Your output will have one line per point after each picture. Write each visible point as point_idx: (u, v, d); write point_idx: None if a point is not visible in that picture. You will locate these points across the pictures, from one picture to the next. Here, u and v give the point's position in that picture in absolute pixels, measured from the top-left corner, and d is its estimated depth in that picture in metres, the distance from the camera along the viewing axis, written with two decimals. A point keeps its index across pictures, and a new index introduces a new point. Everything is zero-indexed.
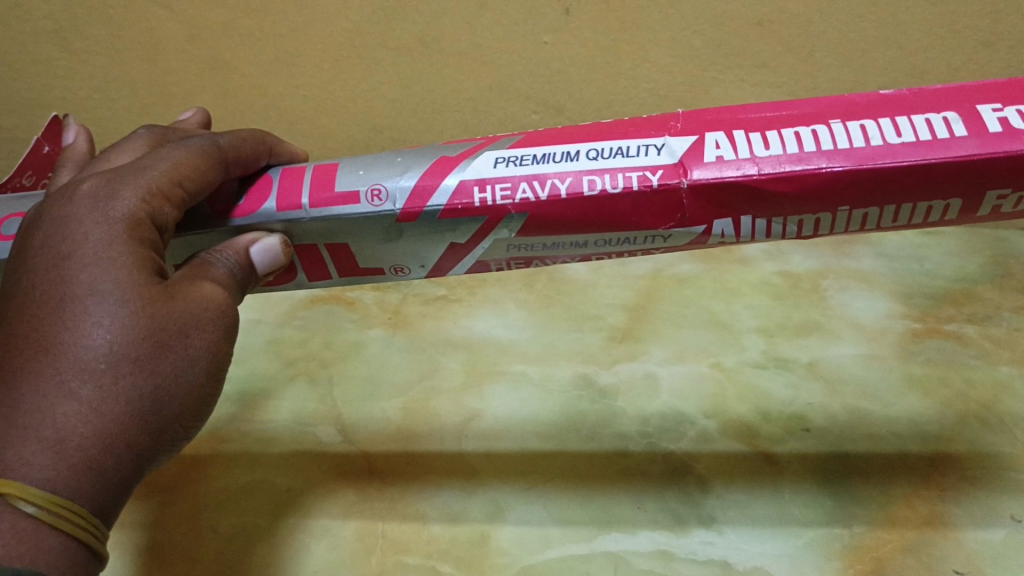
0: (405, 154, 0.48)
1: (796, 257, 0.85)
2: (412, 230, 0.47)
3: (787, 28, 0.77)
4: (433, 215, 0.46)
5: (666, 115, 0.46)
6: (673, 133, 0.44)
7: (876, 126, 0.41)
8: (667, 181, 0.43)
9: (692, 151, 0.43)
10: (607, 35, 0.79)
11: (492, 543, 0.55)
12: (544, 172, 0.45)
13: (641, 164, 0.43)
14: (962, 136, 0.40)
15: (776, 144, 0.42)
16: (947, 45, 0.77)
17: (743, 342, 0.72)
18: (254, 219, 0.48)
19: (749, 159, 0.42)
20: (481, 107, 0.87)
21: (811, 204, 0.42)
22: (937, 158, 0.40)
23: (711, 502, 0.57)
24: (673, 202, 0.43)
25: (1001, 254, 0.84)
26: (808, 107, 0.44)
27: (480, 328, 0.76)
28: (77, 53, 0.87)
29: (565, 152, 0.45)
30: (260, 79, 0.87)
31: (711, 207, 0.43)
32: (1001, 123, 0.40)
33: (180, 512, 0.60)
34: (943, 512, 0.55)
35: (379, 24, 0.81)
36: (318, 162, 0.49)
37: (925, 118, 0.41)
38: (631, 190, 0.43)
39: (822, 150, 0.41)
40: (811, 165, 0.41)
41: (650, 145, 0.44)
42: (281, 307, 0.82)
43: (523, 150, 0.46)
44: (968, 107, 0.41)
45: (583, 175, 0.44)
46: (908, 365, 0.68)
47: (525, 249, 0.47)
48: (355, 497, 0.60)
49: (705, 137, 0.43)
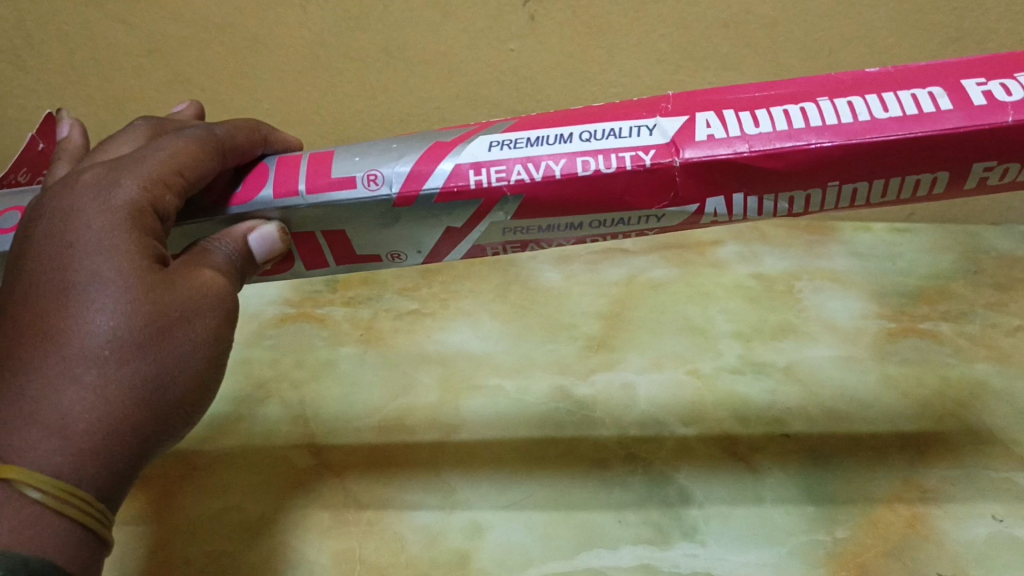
0: (400, 141, 0.47)
1: (769, 259, 0.84)
2: (410, 215, 0.46)
3: (754, 29, 0.77)
4: (432, 197, 0.45)
5: (657, 98, 0.45)
6: (665, 114, 0.43)
7: (863, 102, 0.40)
8: (657, 161, 0.42)
9: (683, 130, 0.42)
10: (572, 40, 0.78)
11: (471, 564, 0.54)
12: (539, 155, 0.44)
13: (634, 145, 0.43)
14: (948, 110, 0.39)
15: (765, 122, 0.41)
16: (914, 42, 0.77)
17: (720, 347, 0.71)
18: (251, 207, 0.47)
19: (740, 137, 0.41)
20: (449, 116, 0.86)
21: (802, 179, 0.41)
22: (925, 132, 0.39)
23: (694, 513, 0.56)
24: (666, 181, 0.42)
25: (973, 250, 0.84)
26: (796, 86, 0.43)
27: (454, 341, 0.75)
28: (31, 70, 0.85)
29: (558, 135, 0.44)
30: (221, 92, 0.86)
31: (703, 185, 0.42)
32: (987, 96, 0.39)
33: (149, 545, 0.57)
34: (925, 514, 0.55)
35: (341, 34, 0.79)
36: (315, 150, 0.48)
37: (910, 93, 0.40)
38: (624, 169, 0.42)
39: (811, 126, 0.41)
40: (800, 142, 0.40)
41: (643, 126, 0.43)
42: (249, 325, 0.79)
43: (517, 134, 0.45)
44: (953, 82, 0.40)
45: (578, 156, 0.43)
46: (886, 365, 0.68)
47: (523, 232, 0.46)
48: (329, 522, 0.58)
49: (696, 117, 0.43)
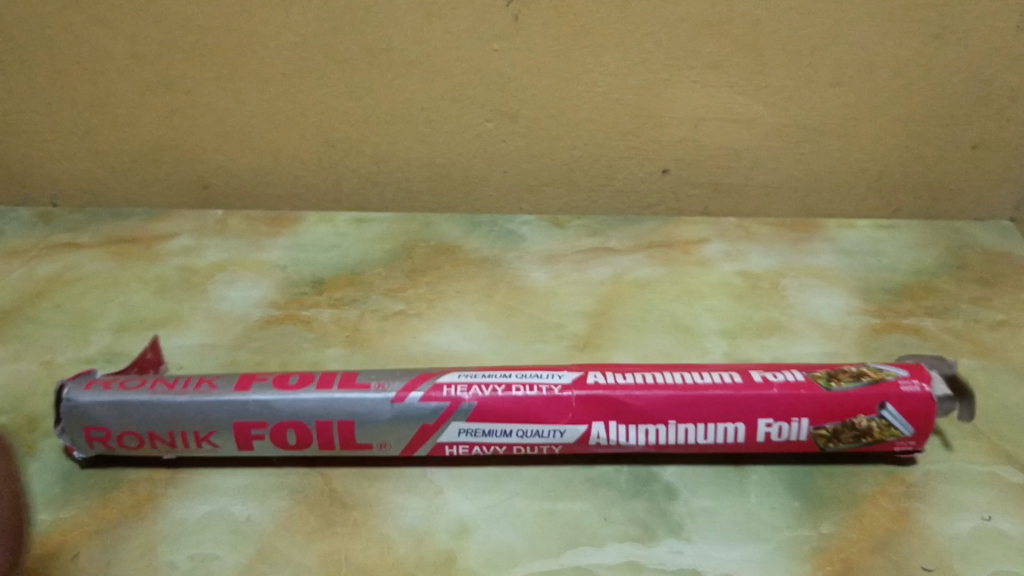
0: (403, 369, 0.63)
1: (755, 257, 0.84)
2: (404, 415, 0.59)
3: (737, 28, 0.77)
4: (417, 400, 0.59)
5: (562, 365, 0.62)
6: (568, 370, 0.61)
7: (718, 377, 0.59)
8: (563, 391, 0.59)
9: (580, 378, 0.60)
10: (558, 40, 0.79)
11: (458, 563, 0.54)
12: (488, 381, 0.60)
13: (549, 382, 0.60)
14: (789, 380, 0.58)
15: (636, 378, 0.59)
16: (896, 40, 0.78)
17: (706, 346, 0.72)
18: (275, 395, 0.59)
19: (620, 382, 0.59)
20: (435, 117, 0.85)
21: (670, 388, 0.58)
22: (764, 387, 0.58)
23: (680, 510, 0.57)
24: (567, 403, 0.58)
25: (957, 245, 0.85)
26: (657, 365, 0.62)
27: (442, 342, 0.74)
28: (14, 74, 0.84)
29: (507, 372, 0.61)
30: (207, 96, 0.85)
31: (599, 411, 0.58)
32: (807, 379, 0.59)
33: (134, 549, 0.56)
34: (909, 509, 0.56)
35: (327, 36, 0.79)
36: (331, 371, 0.63)
37: (720, 372, 0.60)
38: (542, 392, 0.59)
39: (669, 381, 0.59)
40: (657, 382, 0.59)
41: (553, 374, 0.60)
42: (233, 329, 0.76)
43: (481, 370, 0.62)
44: (746, 369, 0.60)
45: (510, 383, 0.60)
46: (870, 361, 0.69)
47: (476, 434, 0.59)
48: (316, 524, 0.57)
49: (587, 371, 0.60)
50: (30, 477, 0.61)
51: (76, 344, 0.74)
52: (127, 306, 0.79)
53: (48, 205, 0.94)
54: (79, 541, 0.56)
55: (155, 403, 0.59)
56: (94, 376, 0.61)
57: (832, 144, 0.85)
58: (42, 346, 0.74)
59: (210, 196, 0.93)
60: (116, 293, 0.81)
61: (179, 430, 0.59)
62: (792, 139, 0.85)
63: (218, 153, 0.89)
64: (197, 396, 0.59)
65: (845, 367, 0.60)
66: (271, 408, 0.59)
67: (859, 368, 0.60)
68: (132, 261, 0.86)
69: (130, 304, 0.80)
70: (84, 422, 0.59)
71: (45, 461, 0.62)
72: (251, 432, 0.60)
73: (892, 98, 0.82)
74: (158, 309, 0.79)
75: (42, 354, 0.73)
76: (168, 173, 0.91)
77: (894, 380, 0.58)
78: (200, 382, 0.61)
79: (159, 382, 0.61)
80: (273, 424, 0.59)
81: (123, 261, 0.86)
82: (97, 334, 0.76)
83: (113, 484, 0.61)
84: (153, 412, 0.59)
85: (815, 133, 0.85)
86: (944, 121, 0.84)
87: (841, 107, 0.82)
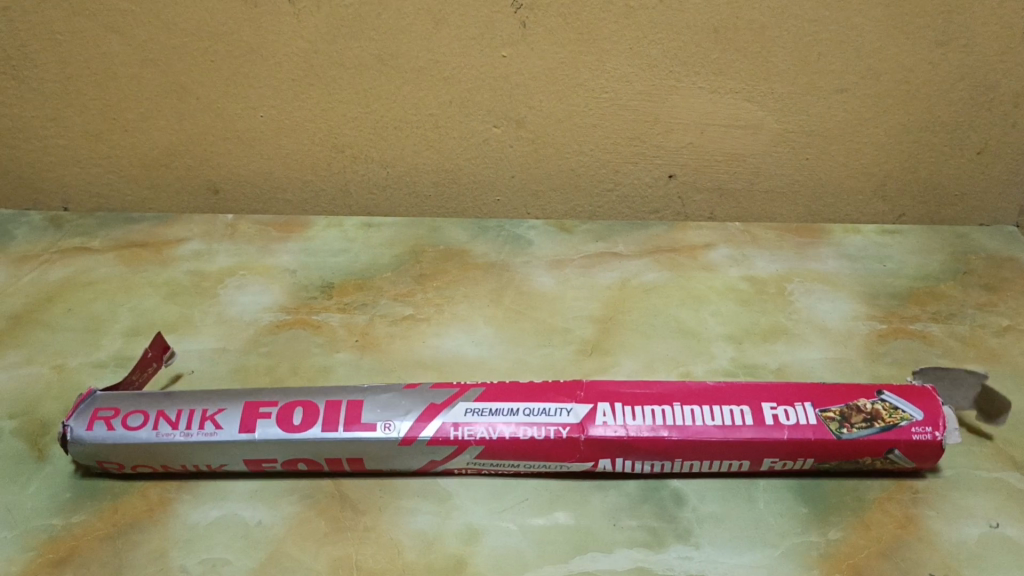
0: (406, 394, 0.62)
1: (760, 261, 0.84)
2: (412, 452, 0.60)
3: (743, 34, 0.77)
4: (426, 442, 0.59)
5: (575, 383, 0.62)
6: (577, 400, 0.60)
7: (725, 414, 0.59)
8: (572, 433, 0.59)
9: (588, 415, 0.59)
10: (565, 46, 0.79)
11: (467, 569, 0.54)
12: (496, 422, 0.59)
13: (555, 422, 0.59)
14: (797, 423, 0.58)
15: (642, 417, 0.59)
16: (901, 46, 0.78)
17: (712, 350, 0.72)
18: (283, 435, 0.59)
19: (623, 425, 0.59)
20: (442, 122, 0.85)
21: (672, 438, 0.58)
22: (770, 433, 0.58)
23: (688, 515, 0.57)
24: (573, 445, 0.59)
25: (962, 250, 0.85)
26: (663, 388, 0.61)
27: (450, 346, 0.74)
28: (25, 81, 0.85)
29: (512, 407, 0.60)
30: (216, 101, 0.85)
31: (603, 452, 0.59)
32: (816, 418, 0.58)
33: (146, 553, 0.56)
34: (917, 515, 0.57)
35: (335, 42, 0.80)
36: (331, 394, 0.62)
37: (728, 407, 0.59)
38: (549, 437, 0.59)
39: (672, 424, 0.59)
40: (659, 434, 0.58)
41: (560, 409, 0.60)
42: (243, 334, 0.76)
43: (487, 403, 0.61)
44: (756, 403, 0.59)
45: (518, 425, 0.59)
46: (876, 366, 0.70)
47: (486, 463, 0.60)
48: (327, 529, 0.58)
49: (597, 406, 0.60)
50: (42, 481, 0.62)
51: (87, 348, 0.75)
52: (137, 310, 0.80)
53: (59, 209, 0.95)
54: (92, 545, 0.57)
55: (161, 443, 0.60)
56: (95, 407, 0.61)
57: (836, 149, 0.85)
58: (53, 350, 0.75)
59: (220, 201, 0.94)
60: (126, 298, 0.82)
61: (192, 464, 0.60)
62: (798, 144, 0.85)
63: (227, 158, 0.90)
64: (203, 436, 0.60)
65: (859, 400, 0.59)
66: (279, 449, 0.59)
67: (872, 405, 0.59)
68: (141, 266, 0.86)
69: (140, 309, 0.80)
70: (96, 459, 0.60)
71: (57, 466, 0.63)
72: (263, 463, 0.60)
73: (898, 104, 0.82)
74: (168, 314, 0.79)
75: (53, 358, 0.74)
76: (177, 178, 0.92)
77: (908, 425, 0.57)
78: (203, 417, 0.60)
79: (161, 417, 0.61)
80: (283, 458, 0.60)
81: (133, 265, 0.86)
82: (108, 339, 0.76)
83: (124, 489, 0.61)
84: (162, 452, 0.60)
85: (822, 138, 0.85)
86: (948, 128, 0.84)
87: (847, 112, 0.83)
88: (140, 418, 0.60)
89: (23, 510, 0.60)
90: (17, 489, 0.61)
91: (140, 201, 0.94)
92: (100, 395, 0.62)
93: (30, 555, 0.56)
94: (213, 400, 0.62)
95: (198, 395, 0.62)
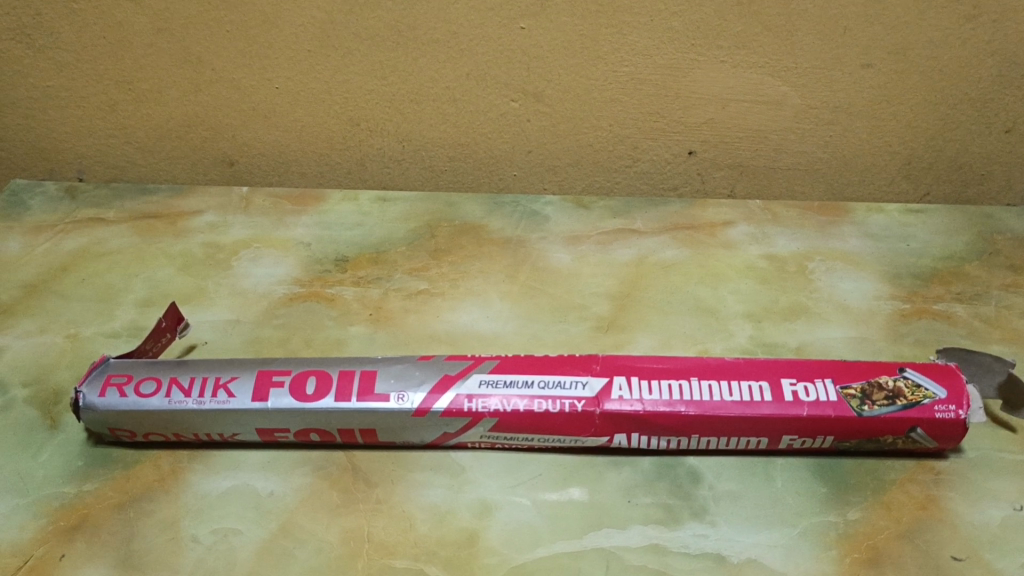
0: (419, 365, 0.61)
1: (781, 240, 0.83)
2: (425, 424, 0.59)
3: (768, 6, 0.76)
4: (439, 413, 0.59)
5: (590, 356, 0.61)
6: (593, 373, 0.60)
7: (744, 390, 0.58)
8: (587, 406, 0.58)
9: (604, 389, 0.58)
10: (585, 18, 0.77)
11: (480, 543, 0.54)
12: (510, 394, 0.59)
13: (570, 395, 0.58)
14: (817, 400, 0.57)
15: (658, 391, 0.58)
16: (930, 20, 0.76)
17: (731, 328, 0.71)
18: (296, 404, 0.59)
19: (639, 399, 0.58)
20: (459, 95, 0.84)
21: (689, 413, 0.57)
22: (789, 410, 0.57)
23: (704, 493, 0.56)
24: (588, 420, 0.58)
25: (989, 230, 0.84)
26: (680, 363, 0.60)
27: (464, 321, 0.74)
28: (40, 50, 0.84)
29: (527, 380, 0.59)
30: (231, 72, 0.84)
31: (618, 427, 0.58)
32: (837, 395, 0.57)
33: (158, 521, 0.56)
34: (939, 496, 0.55)
35: (350, 12, 0.79)
36: (344, 365, 0.61)
37: (747, 383, 0.58)
38: (564, 410, 0.58)
39: (688, 399, 0.58)
40: (676, 409, 0.57)
41: (576, 382, 0.59)
42: (257, 306, 0.76)
43: (501, 375, 0.60)
44: (776, 379, 0.58)
45: (532, 398, 0.58)
46: (899, 346, 0.68)
47: (499, 437, 0.59)
48: (338, 500, 0.57)
49: (613, 379, 0.59)
50: (54, 449, 0.61)
51: (100, 318, 0.75)
52: (151, 281, 0.80)
53: (74, 179, 0.95)
54: (102, 513, 0.57)
55: (173, 410, 0.59)
56: (107, 374, 0.61)
57: (860, 126, 0.84)
58: (67, 319, 0.74)
59: (235, 173, 0.93)
60: (140, 269, 0.81)
61: (204, 432, 0.60)
62: (821, 121, 0.84)
63: (242, 130, 0.89)
64: (216, 404, 0.59)
65: (880, 377, 0.58)
66: (292, 418, 0.59)
67: (894, 382, 0.58)
68: (155, 237, 0.86)
69: (154, 280, 0.80)
70: (108, 426, 0.60)
71: (69, 434, 0.63)
72: (275, 433, 0.60)
73: (925, 80, 0.80)
74: (182, 285, 0.79)
75: (67, 327, 0.73)
76: (193, 150, 0.91)
77: (930, 403, 0.56)
78: (216, 385, 0.60)
79: (174, 384, 0.60)
80: (296, 428, 0.59)
81: (148, 236, 0.86)
82: (122, 309, 0.76)
83: (136, 458, 0.61)
84: (174, 419, 0.59)
85: (846, 115, 0.83)
86: (976, 105, 0.82)
87: (872, 88, 0.81)
88: (153, 385, 0.60)
89: (35, 478, 0.59)
90: (30, 456, 0.61)
91: (155, 171, 0.94)
92: (113, 363, 0.62)
93: (41, 523, 0.56)
94: (226, 369, 0.61)
95: (211, 363, 0.62)
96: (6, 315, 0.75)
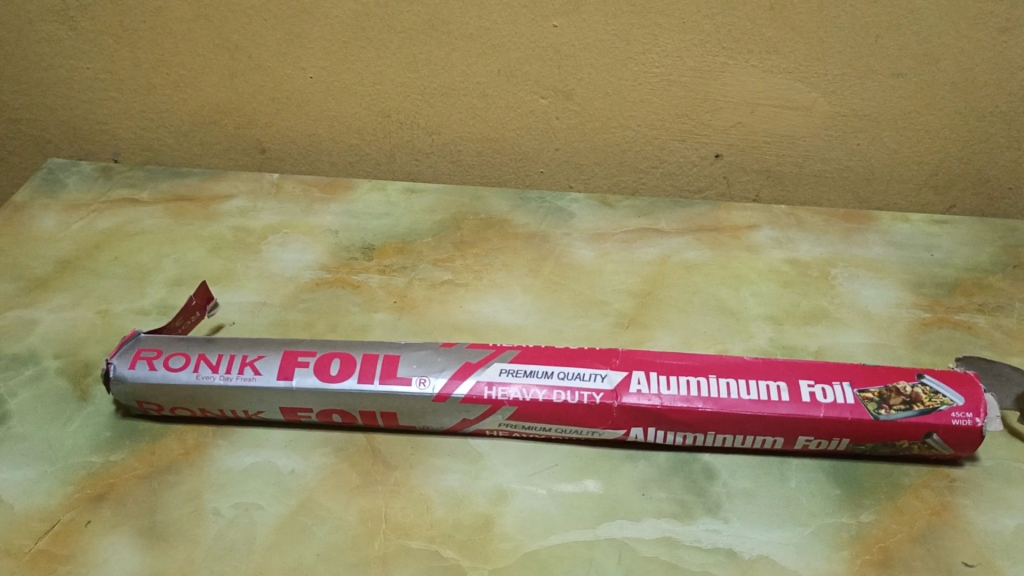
0: (441, 352, 0.62)
1: (805, 245, 0.83)
2: (446, 410, 0.60)
3: (800, 13, 0.76)
4: (459, 399, 0.59)
5: (610, 350, 0.62)
6: (613, 367, 0.60)
7: (762, 389, 0.58)
8: (606, 399, 0.59)
9: (623, 383, 0.59)
10: (616, 19, 0.78)
11: (495, 527, 0.55)
12: (530, 384, 0.60)
13: (589, 387, 0.59)
14: (835, 402, 0.57)
15: (677, 387, 0.59)
16: (962, 32, 0.76)
17: (751, 330, 0.72)
18: (319, 385, 0.60)
19: (657, 394, 0.58)
20: (490, 91, 0.85)
21: (706, 410, 0.58)
22: (806, 410, 0.57)
23: (718, 490, 0.57)
24: (606, 412, 0.58)
25: (1015, 242, 0.83)
26: (699, 361, 0.61)
27: (487, 312, 0.75)
28: (83, 32, 0.86)
29: (547, 370, 0.60)
30: (267, 60, 0.86)
31: (635, 420, 0.59)
32: (855, 398, 0.58)
33: (182, 493, 0.57)
34: (953, 503, 0.56)
35: (386, 5, 0.80)
36: (368, 348, 0.62)
37: (766, 383, 0.59)
38: (582, 401, 0.59)
39: (706, 396, 0.58)
40: (693, 405, 0.58)
41: (595, 374, 0.60)
42: (284, 290, 0.77)
43: (522, 364, 0.61)
44: (794, 380, 0.59)
45: (551, 388, 0.59)
46: (918, 354, 0.69)
47: (518, 425, 0.60)
48: (358, 480, 0.58)
49: (632, 373, 0.60)
50: (83, 420, 0.63)
51: (131, 295, 0.76)
52: (182, 261, 0.81)
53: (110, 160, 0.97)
54: (128, 483, 0.58)
55: (200, 386, 0.61)
56: (138, 348, 0.62)
57: (888, 135, 0.84)
58: (100, 295, 0.76)
59: (268, 160, 0.95)
60: (171, 249, 0.83)
61: (229, 409, 0.61)
62: (848, 129, 0.84)
63: (275, 118, 0.90)
64: (242, 381, 0.61)
65: (899, 382, 0.59)
66: (316, 399, 0.60)
67: (912, 387, 0.58)
68: (187, 219, 0.87)
69: (184, 260, 0.81)
70: (137, 398, 0.61)
71: (98, 406, 0.64)
72: (298, 413, 0.61)
73: (955, 91, 0.80)
74: (211, 267, 0.80)
75: (99, 303, 0.75)
76: (227, 135, 0.93)
77: (948, 410, 0.56)
78: (242, 362, 0.61)
79: (202, 360, 0.62)
80: (318, 408, 0.61)
81: (180, 218, 0.88)
82: (152, 288, 0.78)
83: (162, 432, 0.62)
84: (201, 395, 0.61)
85: (873, 123, 0.83)
86: (1006, 118, 0.82)
87: (901, 97, 0.81)
88: (182, 360, 0.62)
89: (64, 446, 0.61)
90: (60, 426, 0.63)
91: (189, 156, 0.96)
92: (143, 338, 0.64)
93: (69, 490, 0.58)
94: (253, 348, 0.63)
95: (239, 341, 0.63)
96: (41, 289, 0.77)
